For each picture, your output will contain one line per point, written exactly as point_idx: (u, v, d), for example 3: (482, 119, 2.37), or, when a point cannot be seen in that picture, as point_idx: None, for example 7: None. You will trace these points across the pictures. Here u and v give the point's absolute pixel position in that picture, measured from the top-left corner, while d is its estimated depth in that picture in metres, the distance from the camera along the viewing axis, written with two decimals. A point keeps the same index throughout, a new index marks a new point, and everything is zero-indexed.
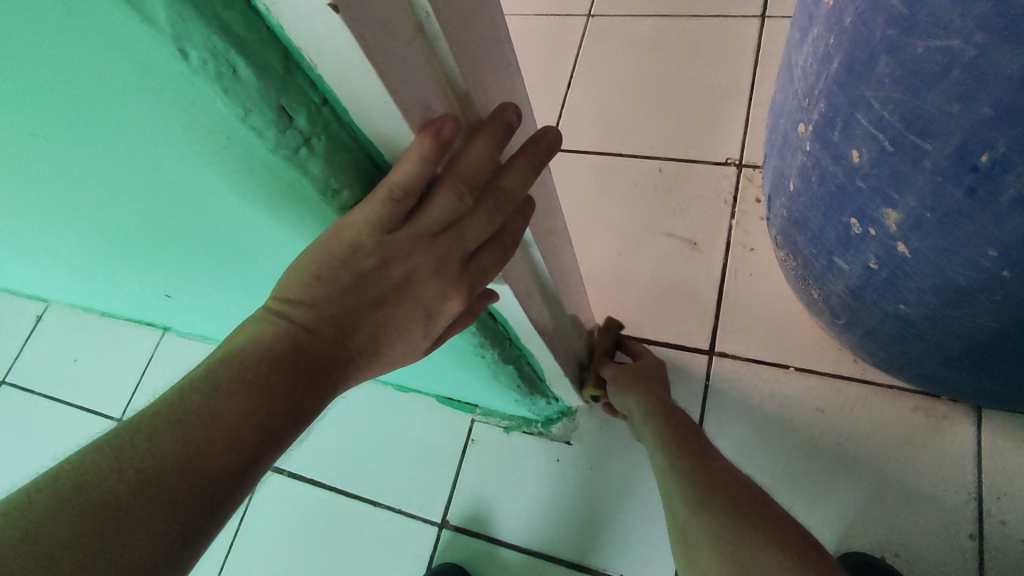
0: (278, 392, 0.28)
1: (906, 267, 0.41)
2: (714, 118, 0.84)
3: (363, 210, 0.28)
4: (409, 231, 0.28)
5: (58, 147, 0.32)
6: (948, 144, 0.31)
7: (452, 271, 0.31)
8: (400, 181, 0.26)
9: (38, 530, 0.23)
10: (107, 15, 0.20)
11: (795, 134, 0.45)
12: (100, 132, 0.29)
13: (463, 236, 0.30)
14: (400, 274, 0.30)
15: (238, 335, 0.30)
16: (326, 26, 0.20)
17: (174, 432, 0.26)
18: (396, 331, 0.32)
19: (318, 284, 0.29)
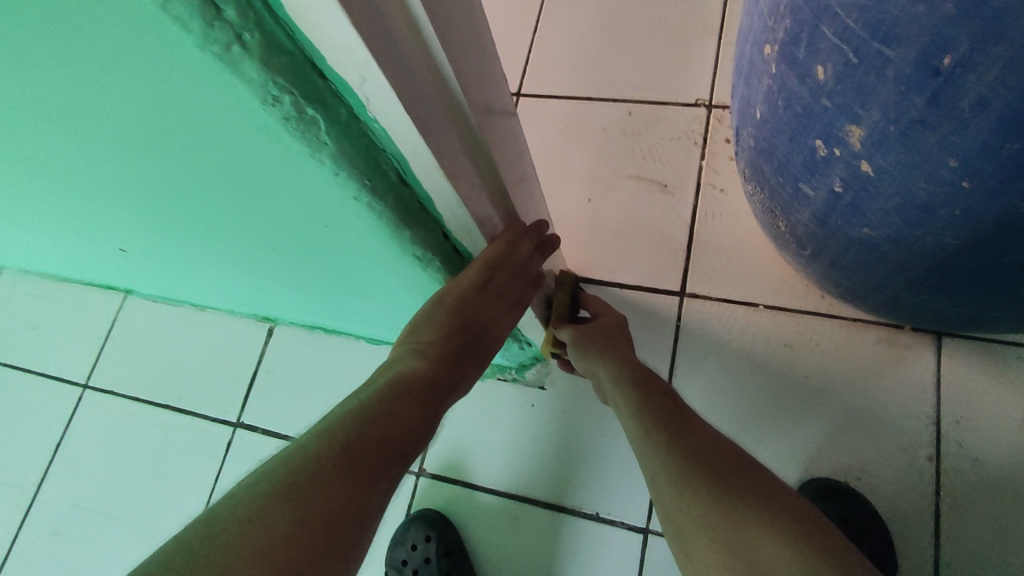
0: (426, 405, 0.43)
1: (870, 188, 0.41)
2: (684, 57, 0.83)
3: (464, 276, 0.44)
4: (490, 290, 0.46)
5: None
6: (912, 49, 0.31)
7: (506, 317, 0.49)
8: (490, 255, 0.44)
9: (321, 475, 0.36)
10: None
11: (760, 57, 0.44)
12: (14, 42, 0.27)
13: (514, 292, 0.48)
14: (483, 318, 0.47)
15: (394, 368, 0.45)
16: None
17: (379, 421, 0.40)
18: (474, 367, 0.48)
19: (437, 329, 0.45)
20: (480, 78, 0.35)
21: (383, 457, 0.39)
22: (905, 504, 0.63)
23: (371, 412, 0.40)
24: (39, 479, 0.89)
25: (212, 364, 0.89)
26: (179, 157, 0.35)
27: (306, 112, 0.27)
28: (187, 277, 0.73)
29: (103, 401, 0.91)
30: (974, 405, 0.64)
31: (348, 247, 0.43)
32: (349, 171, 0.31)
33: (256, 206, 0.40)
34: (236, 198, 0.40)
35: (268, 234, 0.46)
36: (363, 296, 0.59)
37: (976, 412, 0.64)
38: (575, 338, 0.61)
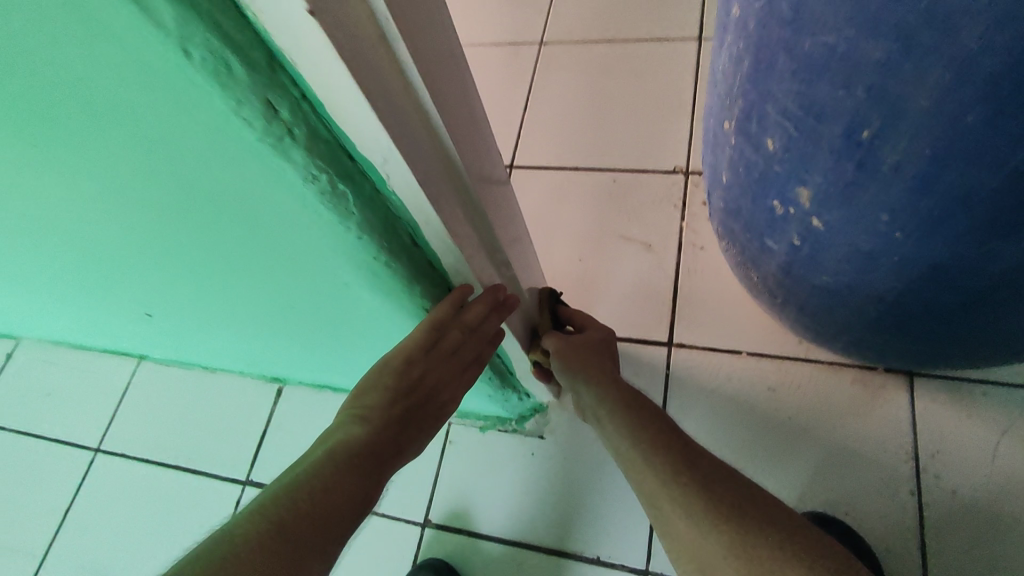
0: (370, 470, 0.44)
1: (822, 241, 0.47)
2: (662, 131, 0.91)
3: (411, 338, 0.46)
4: (438, 352, 0.47)
5: (49, 147, 0.35)
6: (838, 124, 0.37)
7: (456, 377, 0.50)
8: (437, 317, 0.46)
9: (254, 546, 0.36)
10: (123, 30, 0.24)
11: (722, 131, 0.51)
12: (102, 140, 0.33)
13: (465, 353, 0.49)
14: (432, 378, 0.48)
15: (337, 434, 0.46)
16: (307, 32, 0.24)
17: (319, 493, 0.41)
18: (424, 426, 0.51)
19: (384, 392, 0.47)
20: (475, 156, 0.41)
21: (326, 523, 0.40)
22: (893, 538, 0.65)
23: (311, 481, 0.41)
24: (46, 544, 0.90)
25: (222, 424, 0.92)
26: (220, 225, 0.41)
27: (339, 187, 0.33)
28: (202, 340, 0.77)
29: (112, 463, 0.93)
30: (949, 440, 0.68)
31: (362, 305, 0.48)
32: (370, 236, 0.37)
33: (284, 266, 0.46)
34: (269, 257, 0.45)
35: (290, 291, 0.52)
36: (371, 352, 0.63)
37: (952, 447, 0.67)
38: (553, 348, 0.56)
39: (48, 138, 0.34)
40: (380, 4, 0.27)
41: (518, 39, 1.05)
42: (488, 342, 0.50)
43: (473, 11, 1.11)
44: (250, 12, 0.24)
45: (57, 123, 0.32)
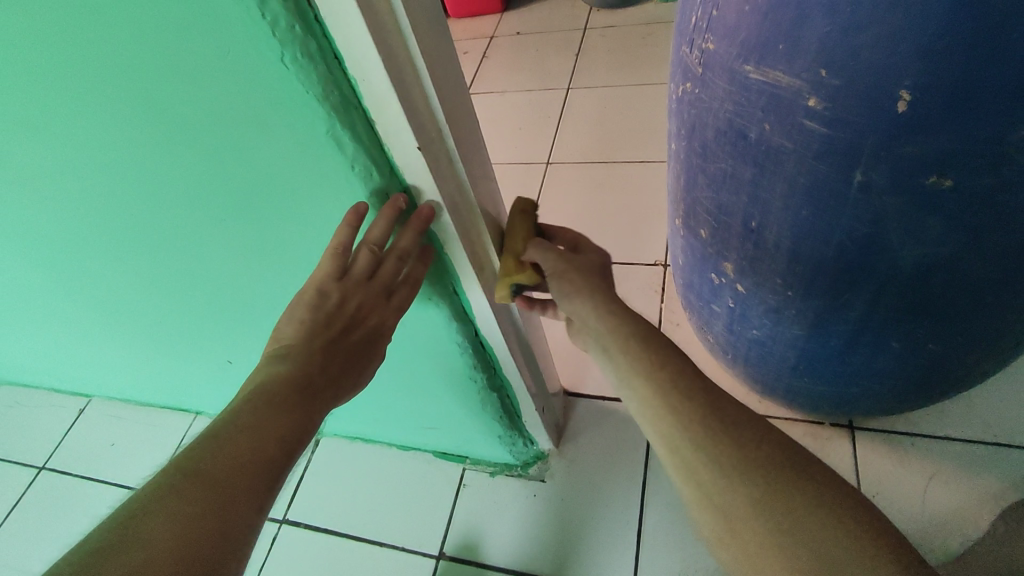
0: (292, 402, 0.49)
1: (745, 301, 0.65)
2: (645, 232, 1.12)
3: (321, 267, 0.49)
4: (350, 280, 0.50)
5: (232, 215, 0.55)
6: (737, 218, 0.56)
7: (381, 303, 0.51)
8: (340, 242, 0.48)
9: (183, 484, 0.42)
10: (321, 156, 0.45)
11: (676, 226, 0.71)
12: (272, 213, 0.53)
13: (383, 277, 0.50)
14: (353, 307, 0.50)
15: (261, 373, 0.50)
16: (415, 158, 0.44)
17: (240, 430, 0.46)
18: (353, 356, 0.54)
19: (303, 325, 0.50)
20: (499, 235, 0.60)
21: (251, 455, 0.46)
22: None
23: (234, 420, 0.47)
24: None
25: None
26: None
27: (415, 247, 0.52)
28: None
29: None
30: (885, 483, 0.81)
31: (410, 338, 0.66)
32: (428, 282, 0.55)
33: None
34: None
35: None
36: (407, 395, 0.80)
37: (888, 489, 0.80)
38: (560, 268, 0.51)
39: (236, 210, 0.54)
40: (451, 144, 0.47)
41: (530, 160, 1.30)
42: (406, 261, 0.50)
43: (494, 138, 1.38)
44: (388, 148, 0.44)
45: (246, 200, 0.52)
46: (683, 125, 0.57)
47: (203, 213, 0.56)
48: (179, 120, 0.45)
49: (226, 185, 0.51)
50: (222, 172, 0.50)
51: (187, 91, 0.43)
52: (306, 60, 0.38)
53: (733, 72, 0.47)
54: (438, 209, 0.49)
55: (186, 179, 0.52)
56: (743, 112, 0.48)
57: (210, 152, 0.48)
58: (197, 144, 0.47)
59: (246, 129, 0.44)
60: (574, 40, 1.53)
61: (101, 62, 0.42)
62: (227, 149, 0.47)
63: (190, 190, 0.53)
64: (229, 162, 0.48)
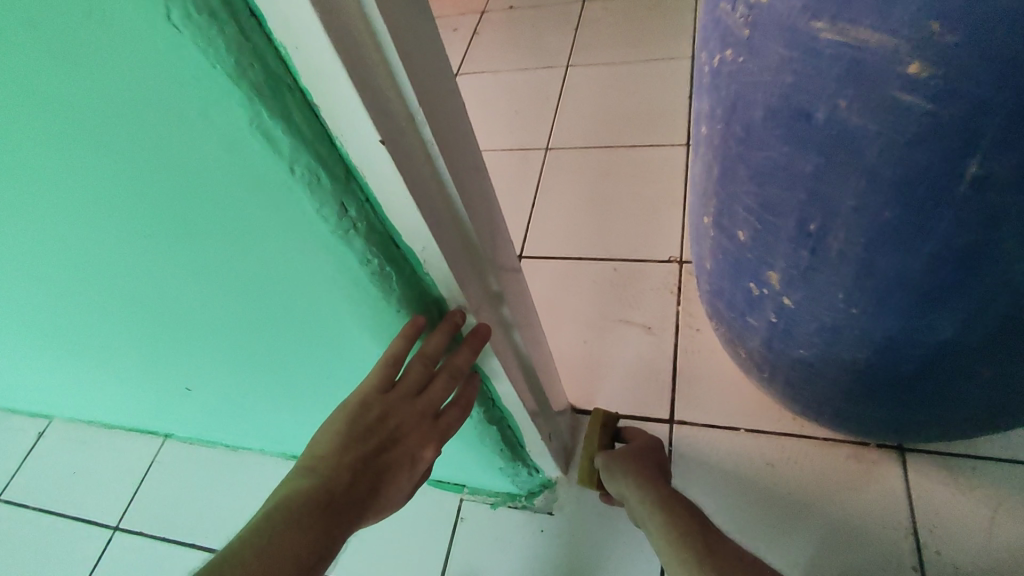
0: (319, 526, 0.41)
1: (793, 317, 0.53)
2: (656, 225, 1.01)
3: (368, 378, 0.45)
4: (397, 393, 0.45)
5: (154, 230, 0.43)
6: (791, 219, 0.45)
7: (427, 423, 0.47)
8: (392, 353, 0.43)
9: None
10: (249, 154, 0.33)
11: (703, 225, 0.60)
12: (201, 227, 0.41)
13: (432, 396, 0.46)
14: (394, 423, 0.45)
15: (286, 487, 0.43)
16: (374, 152, 0.33)
17: (258, 560, 0.38)
18: (391, 474, 0.46)
19: (338, 436, 0.44)
20: (492, 243, 0.49)
21: None
22: None
23: (250, 544, 0.39)
24: None
25: (240, 503, 0.95)
26: (276, 294, 0.48)
27: (386, 268, 0.40)
28: (235, 415, 0.83)
29: (129, 542, 0.95)
30: (944, 515, 0.70)
31: None
32: (407, 310, 0.44)
33: (322, 333, 0.53)
34: (314, 326, 0.52)
35: (324, 359, 0.58)
36: None
37: (949, 521, 0.70)
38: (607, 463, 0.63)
39: (158, 225, 0.42)
40: (427, 133, 0.36)
41: (527, 146, 1.19)
42: (457, 380, 0.47)
43: (487, 123, 1.26)
44: (339, 142, 0.33)
45: (168, 211, 0.41)
46: (720, 103, 0.45)
47: (118, 229, 0.44)
48: (55, 108, 0.34)
49: (136, 193, 0.39)
50: (127, 177, 0.38)
51: (52, 65, 0.31)
52: (204, 18, 0.27)
53: (795, 31, 0.35)
54: (491, 334, 0.48)
55: (84, 188, 0.40)
56: (807, 84, 0.36)
57: (106, 150, 0.36)
58: (85, 141, 0.36)
59: (144, 120, 0.33)
60: (573, 14, 1.41)
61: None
62: (127, 149, 0.35)
63: (96, 203, 0.42)
64: (133, 162, 0.36)
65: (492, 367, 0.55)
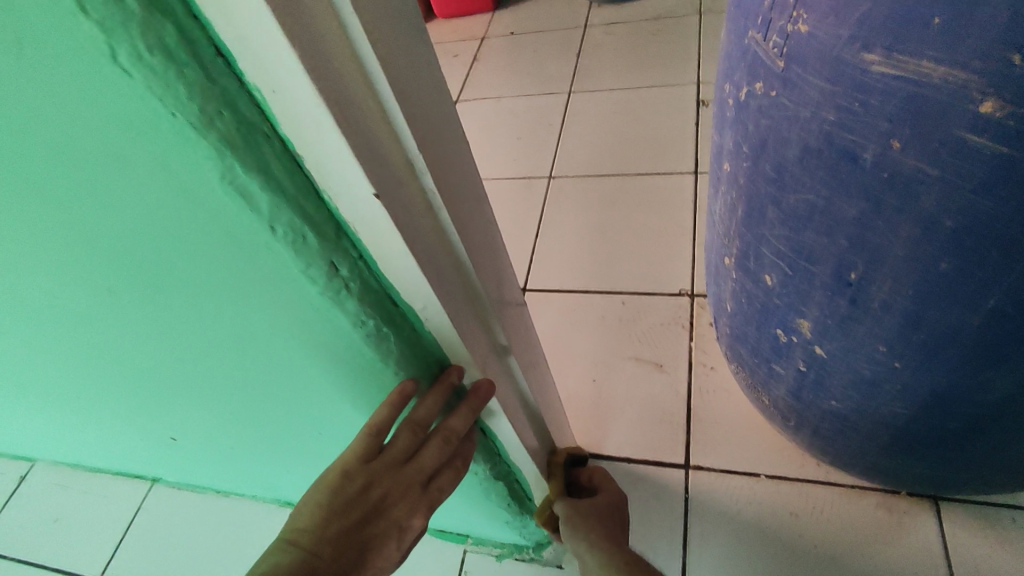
0: None
1: (826, 367, 0.49)
2: (666, 256, 0.97)
3: (352, 445, 0.41)
4: (383, 460, 0.41)
5: (121, 282, 0.39)
6: (828, 266, 0.41)
7: (417, 492, 0.42)
8: (377, 419, 0.40)
9: None
10: (225, 210, 0.29)
11: (723, 266, 0.56)
12: (173, 284, 0.37)
13: (423, 463, 0.42)
14: (379, 494, 0.41)
15: (258, 569, 0.38)
16: (369, 207, 0.29)
17: None
18: (376, 551, 0.42)
19: (318, 510, 0.40)
20: (499, 291, 0.45)
21: None
22: None
23: None
24: None
25: (229, 555, 0.90)
26: (258, 354, 0.44)
27: (383, 329, 0.36)
28: (224, 463, 0.78)
29: None
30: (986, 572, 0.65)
31: None
32: (405, 371, 0.40)
33: (311, 392, 0.48)
34: (303, 387, 0.47)
35: (315, 415, 0.54)
36: None
37: None
38: (567, 514, 0.61)
39: (125, 280, 0.38)
40: (429, 182, 0.32)
41: (530, 174, 1.15)
42: (450, 444, 0.43)
43: (489, 151, 1.22)
44: (328, 195, 0.29)
45: (135, 268, 0.36)
46: (748, 140, 0.42)
47: (83, 282, 0.40)
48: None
49: (101, 249, 0.35)
50: (89, 232, 0.34)
51: None
52: (159, 58, 0.22)
53: (841, 64, 0.32)
54: (493, 392, 0.44)
55: (40, 240, 0.36)
56: (853, 123, 0.32)
57: (63, 205, 0.32)
58: (37, 192, 0.31)
59: (99, 167, 0.28)
60: (575, 39, 1.39)
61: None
62: (84, 200, 0.31)
63: (53, 255, 0.37)
64: (93, 217, 0.32)
65: (499, 423, 0.50)
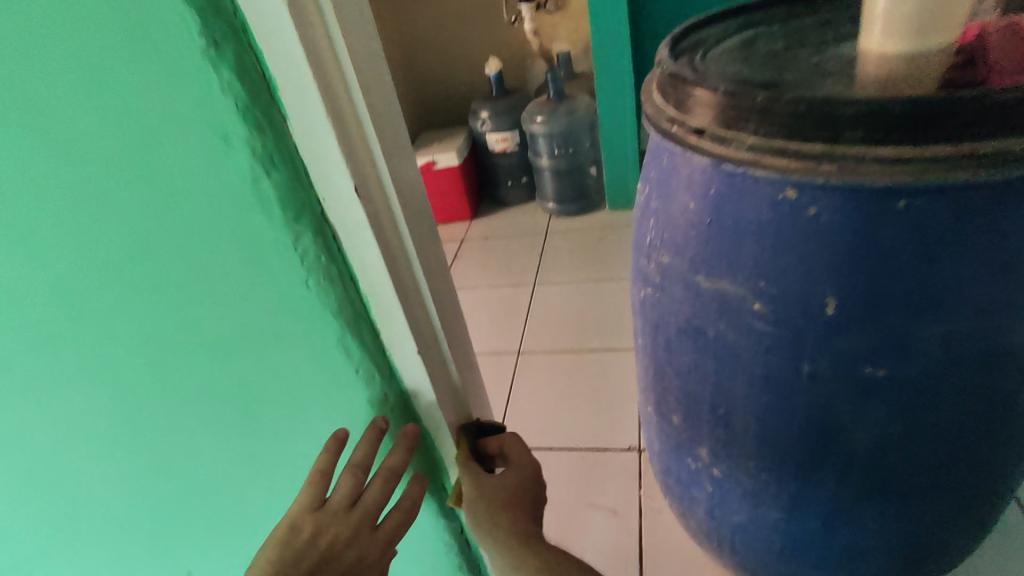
0: None
1: (723, 485, 0.66)
2: (616, 418, 1.16)
3: (300, 499, 0.47)
4: (329, 506, 0.46)
5: (204, 446, 0.51)
6: (707, 405, 0.61)
7: (365, 535, 0.47)
8: (321, 465, 0.47)
9: None
10: (331, 363, 0.47)
11: (648, 413, 0.75)
12: (252, 431, 0.51)
13: (365, 503, 0.47)
14: (327, 539, 0.45)
15: None
16: (412, 359, 0.49)
17: None
18: None
19: (274, 560, 0.44)
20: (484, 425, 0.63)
21: None
22: None
23: None
24: None
25: None
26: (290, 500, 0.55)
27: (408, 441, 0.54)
28: None
29: None
30: None
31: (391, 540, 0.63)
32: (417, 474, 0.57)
33: None
34: None
35: None
36: None
37: None
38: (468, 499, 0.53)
39: (210, 439, 0.51)
40: (445, 346, 0.52)
41: (501, 350, 1.37)
42: (387, 482, 0.48)
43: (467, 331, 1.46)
44: (390, 354, 0.49)
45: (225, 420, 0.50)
46: (648, 323, 0.64)
47: (169, 449, 0.52)
48: (170, 340, 0.45)
49: (205, 410, 0.49)
50: (205, 396, 0.49)
51: (194, 312, 0.44)
52: (328, 283, 0.43)
53: (687, 282, 0.55)
54: (417, 430, 0.52)
55: (152, 407, 0.49)
56: (699, 314, 0.55)
57: (199, 375, 0.47)
58: (184, 367, 0.47)
59: (251, 344, 0.45)
60: (537, 243, 1.72)
61: (88, 282, 0.42)
62: (217, 367, 0.47)
63: (159, 422, 0.50)
64: (218, 381, 0.48)
65: None
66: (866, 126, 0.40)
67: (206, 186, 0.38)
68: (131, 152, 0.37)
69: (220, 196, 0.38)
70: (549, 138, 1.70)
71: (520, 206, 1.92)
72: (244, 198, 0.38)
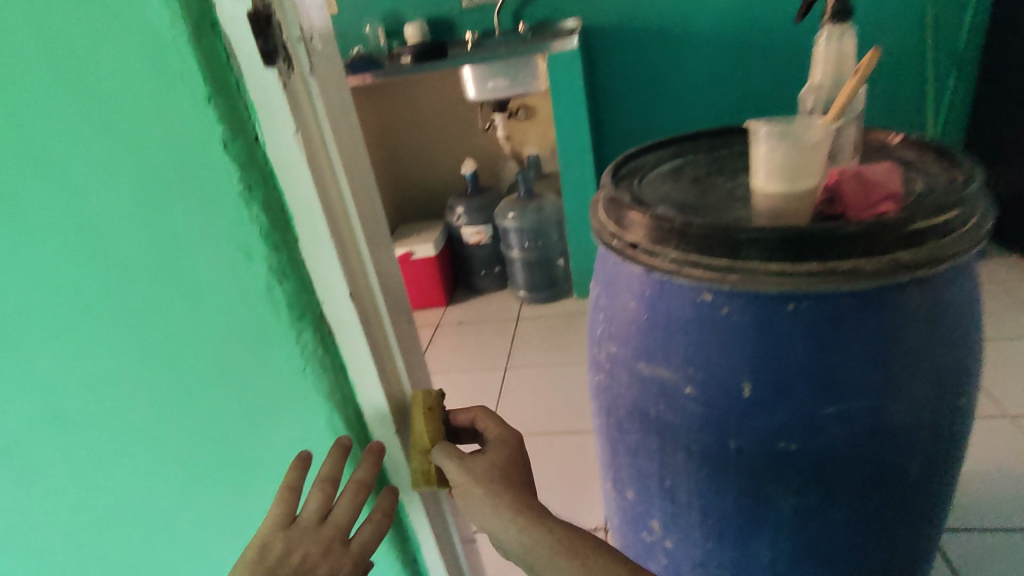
0: None
1: (675, 557, 0.72)
2: (582, 498, 1.20)
3: (269, 517, 0.47)
4: (300, 521, 0.47)
5: (205, 503, 0.58)
6: (654, 479, 0.68)
7: (339, 549, 0.47)
8: (290, 482, 0.49)
9: None
10: (319, 440, 0.54)
11: (607, 492, 0.81)
12: (244, 492, 0.57)
13: (336, 517, 0.48)
14: (299, 554, 0.45)
15: None
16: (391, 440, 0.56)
17: None
18: None
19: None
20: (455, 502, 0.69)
21: None
22: None
23: None
24: None
25: None
26: None
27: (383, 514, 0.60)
28: None
29: None
30: None
31: None
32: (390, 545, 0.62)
33: None
34: None
35: None
36: None
37: None
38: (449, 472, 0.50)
39: (206, 496, 0.57)
40: None
41: None
42: (357, 496, 0.50)
43: None
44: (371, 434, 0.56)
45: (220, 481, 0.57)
46: (602, 406, 0.72)
47: (170, 501, 0.58)
48: (182, 409, 0.53)
49: (205, 470, 0.56)
50: (206, 459, 0.55)
51: (205, 388, 0.51)
52: (323, 372, 0.50)
53: (631, 368, 0.63)
54: (382, 446, 0.54)
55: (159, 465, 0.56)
56: (642, 397, 0.63)
57: (204, 440, 0.54)
58: (192, 432, 0.54)
59: (250, 416, 0.53)
60: (508, 329, 1.80)
61: (118, 356, 0.50)
62: (220, 432, 0.54)
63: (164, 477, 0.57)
64: (219, 446, 0.54)
65: None
66: (762, 243, 0.50)
67: (227, 288, 0.46)
68: (169, 257, 0.45)
69: (239, 298, 0.47)
70: (520, 232, 1.84)
71: (492, 294, 2.02)
72: (259, 301, 0.47)
